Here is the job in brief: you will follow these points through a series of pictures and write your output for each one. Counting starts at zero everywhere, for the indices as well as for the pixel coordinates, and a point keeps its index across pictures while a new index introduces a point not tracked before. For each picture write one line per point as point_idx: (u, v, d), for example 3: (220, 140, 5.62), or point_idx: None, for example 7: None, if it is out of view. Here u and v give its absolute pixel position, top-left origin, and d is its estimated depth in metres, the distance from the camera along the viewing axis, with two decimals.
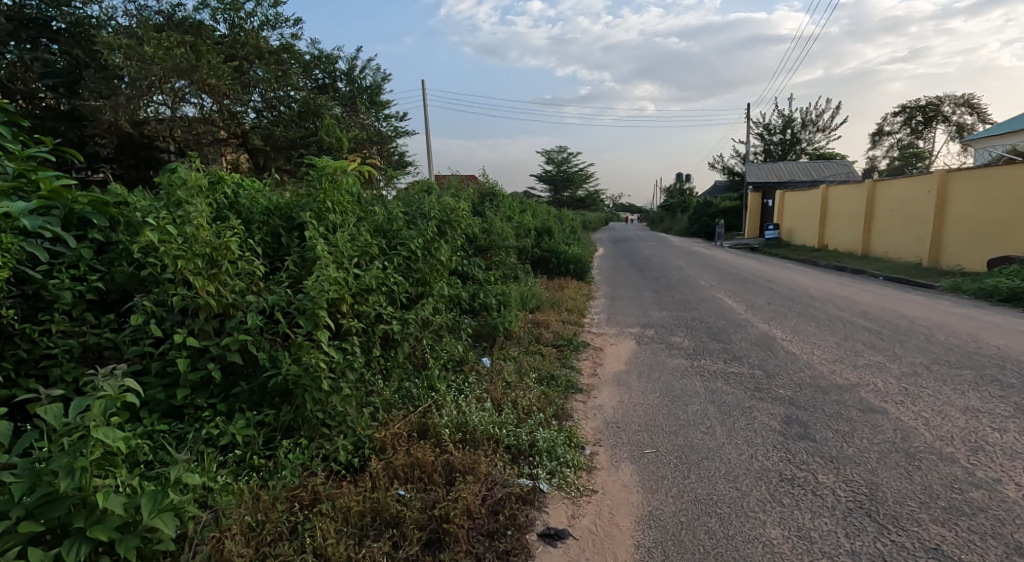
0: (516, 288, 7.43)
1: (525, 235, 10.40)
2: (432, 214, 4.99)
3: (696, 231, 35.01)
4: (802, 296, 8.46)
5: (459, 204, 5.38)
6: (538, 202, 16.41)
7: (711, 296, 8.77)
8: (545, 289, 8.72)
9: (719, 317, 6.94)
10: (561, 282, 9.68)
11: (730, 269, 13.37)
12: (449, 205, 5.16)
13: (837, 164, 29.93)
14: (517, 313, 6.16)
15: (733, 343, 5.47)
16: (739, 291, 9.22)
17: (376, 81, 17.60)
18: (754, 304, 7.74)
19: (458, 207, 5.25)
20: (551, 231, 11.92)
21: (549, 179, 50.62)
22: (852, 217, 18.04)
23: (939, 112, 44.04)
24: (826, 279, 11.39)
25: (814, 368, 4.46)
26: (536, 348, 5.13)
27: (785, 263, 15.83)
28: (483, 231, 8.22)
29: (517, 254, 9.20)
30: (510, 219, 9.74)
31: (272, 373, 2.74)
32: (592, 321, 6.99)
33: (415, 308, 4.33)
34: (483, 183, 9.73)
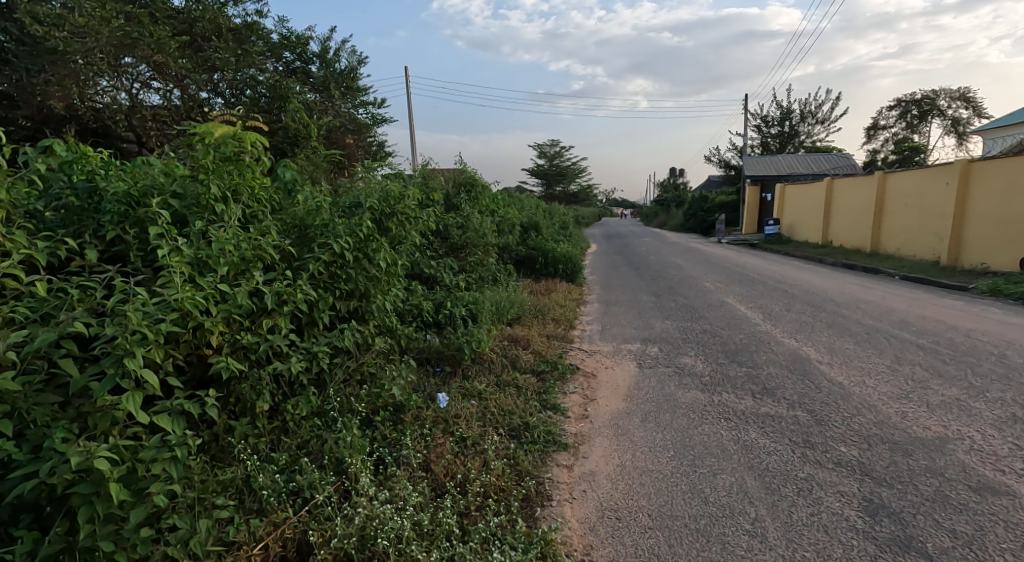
0: (494, 294, 6.34)
1: (507, 231, 9.30)
2: (368, 203, 3.76)
3: (691, 227, 33.96)
4: (822, 301, 7.39)
5: (408, 189, 4.15)
6: (524, 195, 15.30)
7: (719, 301, 7.69)
8: (530, 293, 7.64)
9: (734, 328, 5.86)
10: (548, 283, 8.59)
11: (734, 268, 12.27)
12: (393, 192, 3.93)
13: (838, 157, 28.92)
14: (491, 327, 5.04)
15: (758, 368, 4.38)
16: (750, 295, 8.12)
17: (351, 64, 16.42)
18: (771, 312, 6.67)
19: (406, 194, 4.02)
20: (538, 227, 10.84)
21: (540, 174, 49.49)
22: (860, 211, 17.00)
23: (936, 105, 43.21)
24: (842, 279, 10.32)
25: (875, 410, 3.35)
26: (509, 378, 4.02)
27: (791, 261, 14.77)
28: (455, 226, 7.13)
29: (498, 254, 8.11)
30: (489, 214, 8.64)
31: (24, 478, 1.63)
32: (582, 334, 5.89)
33: (335, 336, 3.14)
34: (460, 171, 8.60)
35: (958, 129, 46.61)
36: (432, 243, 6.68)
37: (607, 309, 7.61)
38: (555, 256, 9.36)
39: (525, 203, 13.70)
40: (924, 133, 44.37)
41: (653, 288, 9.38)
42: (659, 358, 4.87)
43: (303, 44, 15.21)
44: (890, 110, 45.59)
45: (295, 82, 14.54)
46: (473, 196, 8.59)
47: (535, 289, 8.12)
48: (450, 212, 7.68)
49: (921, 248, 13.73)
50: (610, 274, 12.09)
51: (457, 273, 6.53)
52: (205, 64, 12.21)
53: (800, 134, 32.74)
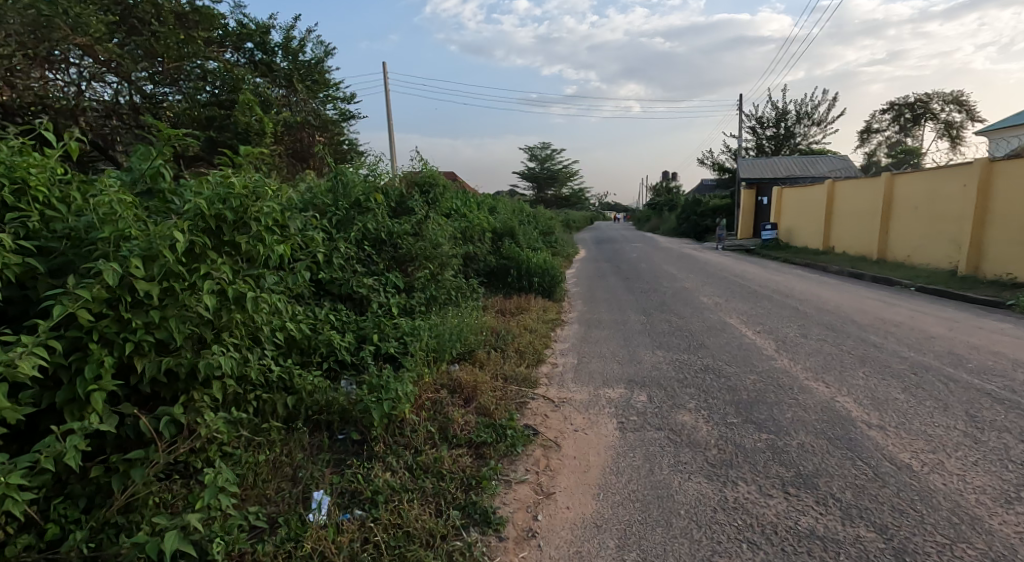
0: (444, 319, 5.14)
1: (474, 239, 8.12)
2: (199, 200, 2.42)
3: (684, 231, 32.91)
4: (842, 322, 6.22)
5: (270, 181, 2.86)
6: (503, 199, 14.16)
7: (719, 322, 6.54)
8: (496, 314, 6.46)
9: (739, 363, 4.71)
10: (520, 300, 7.39)
11: (733, 278, 11.13)
12: (247, 184, 2.61)
13: (836, 159, 27.86)
14: (425, 368, 3.86)
15: (781, 430, 3.19)
16: (754, 314, 6.97)
17: (318, 56, 15.31)
18: (783, 338, 5.51)
19: (267, 187, 2.72)
20: (514, 234, 9.68)
21: (531, 177, 48.34)
22: (864, 216, 15.89)
23: (930, 109, 42.36)
24: (856, 292, 9.16)
25: (984, 534, 2.15)
26: (429, 459, 2.82)
27: (793, 270, 13.63)
28: (403, 233, 5.94)
29: (461, 267, 6.96)
30: (449, 218, 7.45)
31: None
32: (550, 373, 4.68)
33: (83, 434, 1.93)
34: (416, 169, 7.50)
35: (953, 132, 45.75)
36: (371, 255, 5.49)
37: (588, 333, 6.43)
38: (528, 267, 8.17)
39: (502, 206, 12.50)
40: (918, 137, 43.50)
41: (642, 303, 8.22)
42: (648, 412, 3.67)
43: (264, 33, 14.02)
44: (883, 113, 44.76)
45: (252, 74, 13.34)
46: (432, 199, 7.42)
47: (504, 307, 6.93)
48: (401, 217, 6.48)
49: (934, 257, 12.63)
50: (596, 285, 10.96)
51: (399, 293, 5.35)
52: (144, 50, 10.98)
53: (796, 135, 31.72)
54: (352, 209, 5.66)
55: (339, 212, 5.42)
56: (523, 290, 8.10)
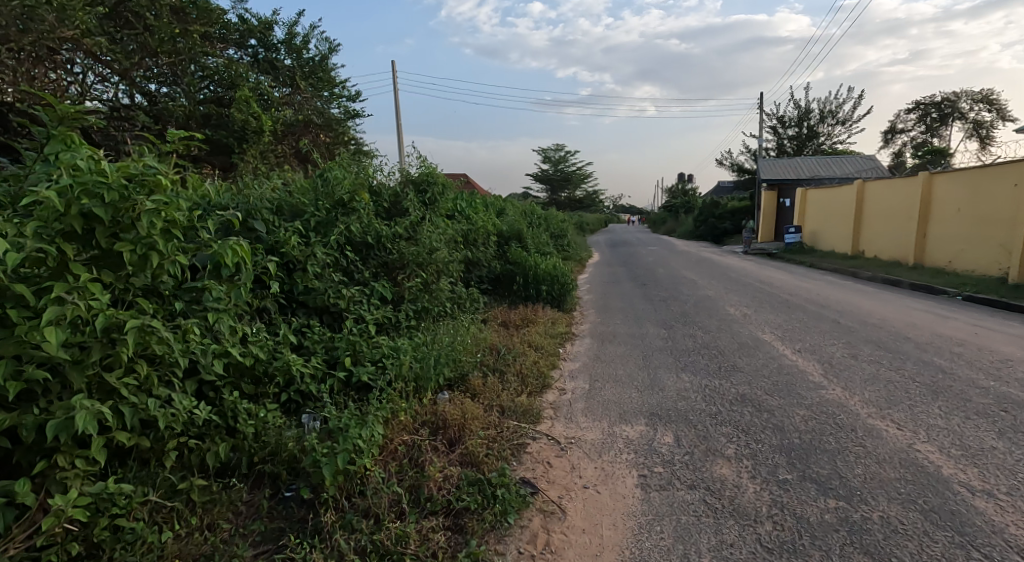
0: (435, 336, 4.45)
1: (475, 245, 7.44)
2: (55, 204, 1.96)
3: (701, 234, 32.00)
4: (894, 340, 5.47)
5: (162, 171, 2.31)
6: (512, 201, 13.48)
7: (750, 338, 5.80)
8: (497, 329, 5.77)
9: (781, 392, 3.99)
10: (525, 311, 6.70)
11: (758, 285, 10.35)
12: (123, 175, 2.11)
13: (862, 159, 26.81)
14: (403, 401, 3.18)
15: (855, 493, 2.48)
16: (791, 329, 6.22)
17: (323, 52, 14.73)
18: (829, 361, 4.78)
19: (151, 178, 2.19)
20: (520, 239, 8.98)
21: (545, 179, 47.57)
22: (898, 218, 14.98)
23: (956, 107, 40.95)
24: (897, 301, 8.36)
25: None
26: (394, 541, 2.16)
27: (824, 276, 12.79)
28: (392, 238, 5.27)
29: (460, 278, 6.28)
30: (446, 225, 6.77)
31: None
32: (557, 402, 3.98)
33: None
34: (415, 166, 6.84)
35: (980, 132, 44.23)
36: (354, 262, 4.82)
37: (603, 349, 5.73)
38: (535, 273, 7.46)
39: (510, 208, 11.81)
40: (944, 136, 42.10)
41: (662, 314, 7.47)
42: (677, 460, 2.95)
43: (266, 28, 13.46)
44: (907, 111, 43.37)
45: (253, 70, 12.76)
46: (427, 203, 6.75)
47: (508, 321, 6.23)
48: (394, 219, 5.82)
49: (979, 263, 11.76)
50: (611, 292, 10.24)
51: (385, 308, 4.68)
52: (139, 45, 10.44)
53: (819, 135, 30.65)
54: (334, 210, 4.98)
55: (319, 213, 4.75)
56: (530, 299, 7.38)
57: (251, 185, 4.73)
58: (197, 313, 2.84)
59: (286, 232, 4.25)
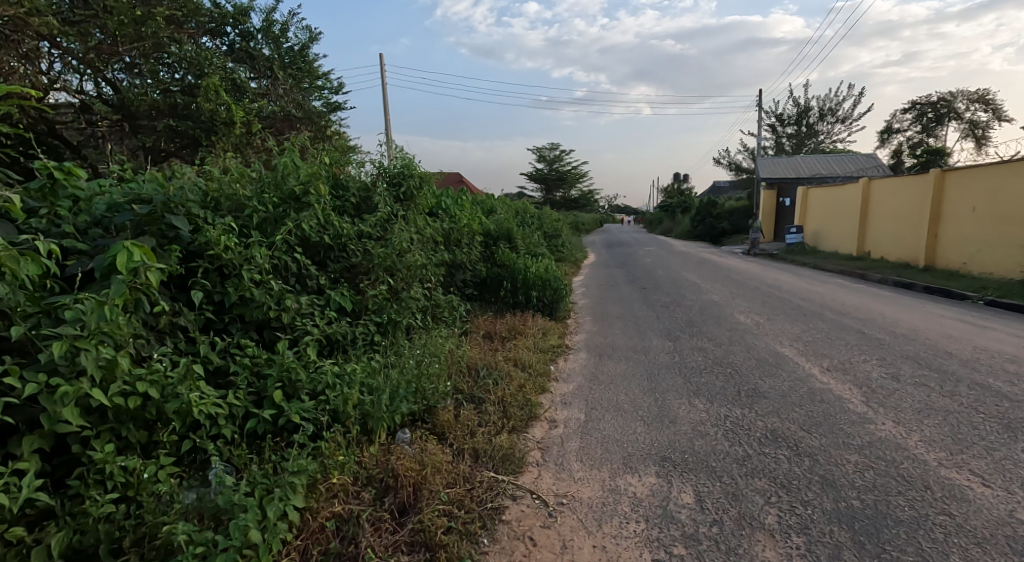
0: (399, 358, 3.71)
1: (456, 246, 6.68)
2: None
3: (699, 235, 31.35)
4: (934, 357, 4.78)
5: None
6: (502, 200, 12.73)
7: (769, 353, 5.09)
8: (479, 344, 5.03)
9: (820, 427, 3.28)
10: (512, 320, 5.95)
11: (765, 289, 9.65)
12: None
13: (862, 158, 26.20)
14: (343, 453, 2.44)
15: None
16: (813, 341, 5.52)
17: (304, 41, 13.94)
18: (868, 384, 4.08)
19: None
20: (508, 240, 8.21)
21: (540, 178, 46.81)
22: (906, 217, 14.34)
23: (953, 106, 40.49)
24: (920, 307, 7.69)
25: None
26: None
27: (833, 279, 12.11)
28: (355, 237, 4.51)
29: (436, 283, 5.53)
30: (421, 224, 6.00)
31: None
32: (546, 440, 3.25)
33: None
34: (389, 159, 6.09)
35: (976, 131, 43.81)
36: (307, 266, 4.06)
37: (599, 366, 5.00)
38: (524, 278, 6.71)
39: (499, 207, 11.06)
40: (941, 136, 41.65)
41: (665, 322, 6.74)
42: (703, 535, 2.23)
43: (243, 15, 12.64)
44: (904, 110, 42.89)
45: (226, 59, 11.94)
46: (400, 199, 5.98)
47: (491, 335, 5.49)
48: (360, 216, 5.08)
49: (997, 265, 11.13)
50: (608, 296, 9.52)
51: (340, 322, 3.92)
52: (99, 29, 9.63)
53: (818, 133, 30.04)
54: (284, 204, 4.22)
55: (265, 209, 3.99)
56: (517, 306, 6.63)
57: (184, 173, 3.95)
58: (49, 342, 2.10)
59: (220, 228, 3.48)
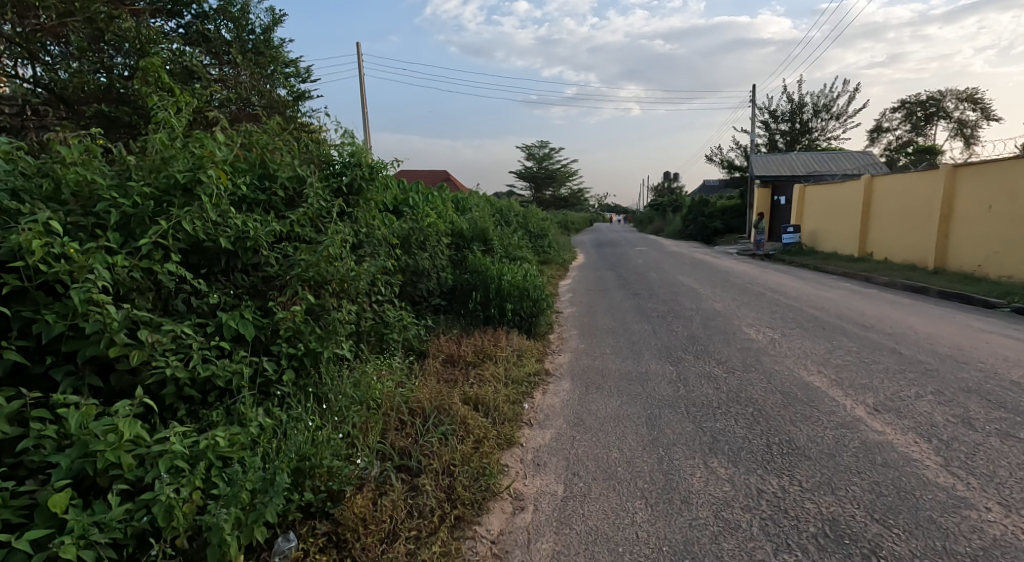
0: (307, 412, 2.70)
1: (415, 251, 5.67)
2: None
3: (690, 235, 30.51)
4: (1002, 390, 3.83)
5: None
6: (481, 197, 11.73)
7: (794, 383, 4.12)
8: (433, 377, 4.02)
9: (899, 517, 2.30)
10: (479, 340, 4.95)
11: (769, 296, 8.72)
12: None
13: (858, 155, 25.41)
14: None
15: None
16: (843, 365, 4.56)
17: (267, 24, 12.84)
18: (936, 433, 3.10)
19: None
20: (482, 243, 7.19)
21: (529, 177, 45.81)
22: (912, 217, 13.48)
23: (942, 106, 40.03)
24: (949, 317, 6.76)
25: None
26: None
27: (840, 283, 11.20)
28: (270, 241, 3.48)
29: (383, 298, 4.52)
30: (368, 225, 4.96)
31: None
32: (505, 539, 2.28)
33: None
34: (330, 146, 5.04)
35: (965, 131, 43.38)
36: (193, 282, 3.02)
37: (585, 402, 4.00)
38: (496, 288, 5.70)
39: (477, 206, 10.06)
40: (930, 135, 41.15)
41: (661, 340, 5.77)
42: None
43: None
44: (893, 110, 42.38)
45: (176, 41, 10.80)
46: (345, 194, 4.94)
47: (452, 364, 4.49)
48: (285, 214, 4.04)
49: (1018, 267, 10.27)
50: (596, 305, 8.54)
51: (232, 358, 2.90)
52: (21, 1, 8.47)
53: (812, 130, 29.24)
54: (164, 197, 3.14)
55: (127, 205, 2.94)
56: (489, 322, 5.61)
57: (14, 155, 2.89)
58: None
59: (32, 231, 2.42)
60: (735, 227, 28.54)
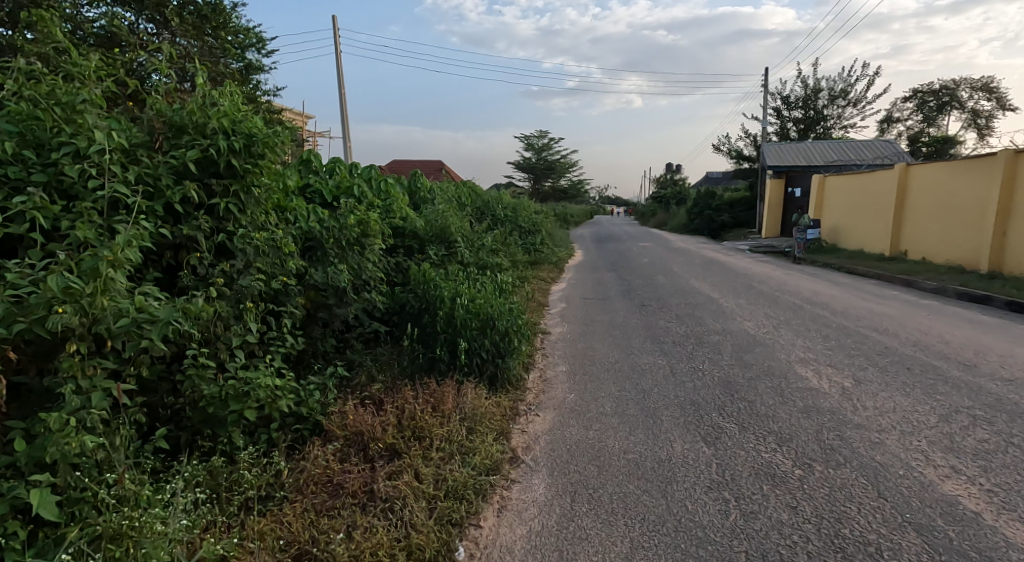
0: None
1: (324, 266, 4.01)
2: None
3: (696, 229, 28.71)
4: None
5: None
6: (459, 187, 9.98)
7: (927, 503, 2.40)
8: (302, 504, 2.37)
9: None
10: (405, 400, 3.28)
11: (808, 311, 6.99)
12: None
13: (879, 143, 23.57)
14: None
15: None
16: (987, 454, 2.85)
17: None
18: None
19: None
20: (441, 249, 5.45)
21: (527, 168, 43.92)
22: (958, 212, 11.74)
23: (956, 95, 38.13)
24: None
25: None
26: None
27: (884, 289, 9.46)
28: None
29: (236, 349, 2.94)
30: (232, 230, 3.35)
31: None
32: None
33: None
34: (183, 103, 3.30)
35: (979, 121, 41.43)
36: None
37: (564, 537, 2.34)
38: (445, 315, 3.98)
39: (451, 199, 8.36)
40: (944, 126, 39.25)
41: (678, 392, 4.06)
42: None
43: None
44: (905, 99, 40.47)
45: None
46: (200, 175, 3.26)
47: (346, 459, 2.81)
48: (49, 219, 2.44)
49: None
50: (592, 321, 6.82)
51: None
52: None
53: (827, 118, 27.38)
54: None
55: None
56: (432, 367, 3.83)
57: None
58: None
59: None
60: (744, 221, 26.73)
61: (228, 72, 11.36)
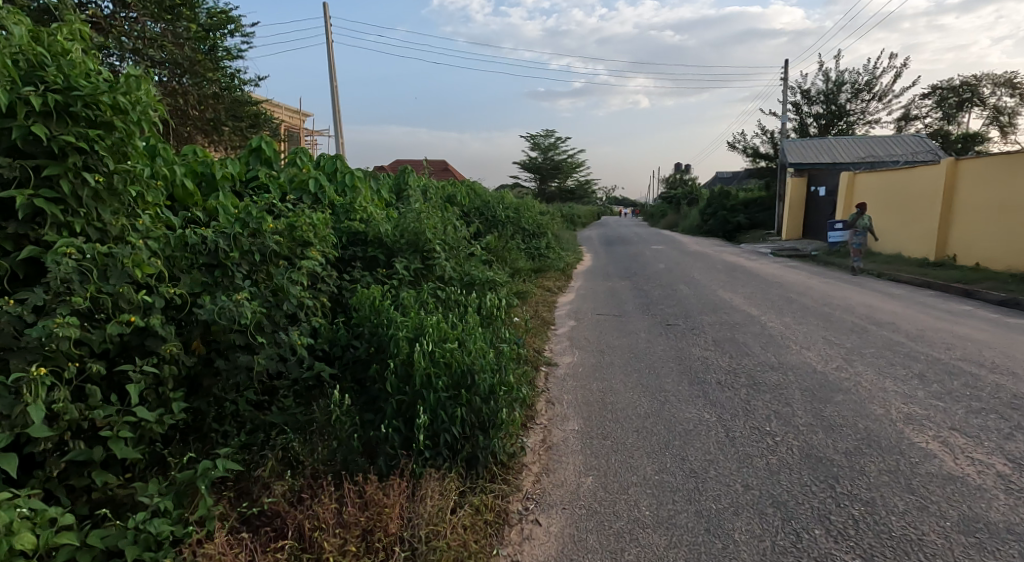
0: None
1: (223, 293, 2.74)
2: None
3: (709, 231, 27.28)
4: None
5: None
6: (453, 184, 8.73)
7: None
8: None
9: None
10: (317, 524, 2.02)
11: (875, 334, 5.65)
12: None
13: (909, 139, 22.09)
14: None
15: None
16: None
17: None
18: None
19: None
20: (414, 262, 4.15)
21: (532, 168, 42.66)
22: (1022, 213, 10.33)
23: (978, 91, 36.51)
24: None
25: None
26: None
27: (948, 302, 8.07)
28: None
29: None
30: (43, 239, 2.12)
31: None
32: None
33: None
34: None
35: (1002, 119, 39.71)
36: None
37: None
38: (400, 367, 2.68)
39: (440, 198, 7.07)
40: (965, 124, 37.60)
41: (748, 479, 2.75)
42: None
43: None
44: (924, 95, 38.87)
45: None
46: None
47: None
48: None
49: None
50: (608, 347, 5.52)
51: None
52: None
53: (849, 113, 25.89)
54: None
55: None
56: (376, 449, 2.52)
57: None
58: None
59: None
60: (760, 222, 25.27)
61: (194, 56, 10.03)
